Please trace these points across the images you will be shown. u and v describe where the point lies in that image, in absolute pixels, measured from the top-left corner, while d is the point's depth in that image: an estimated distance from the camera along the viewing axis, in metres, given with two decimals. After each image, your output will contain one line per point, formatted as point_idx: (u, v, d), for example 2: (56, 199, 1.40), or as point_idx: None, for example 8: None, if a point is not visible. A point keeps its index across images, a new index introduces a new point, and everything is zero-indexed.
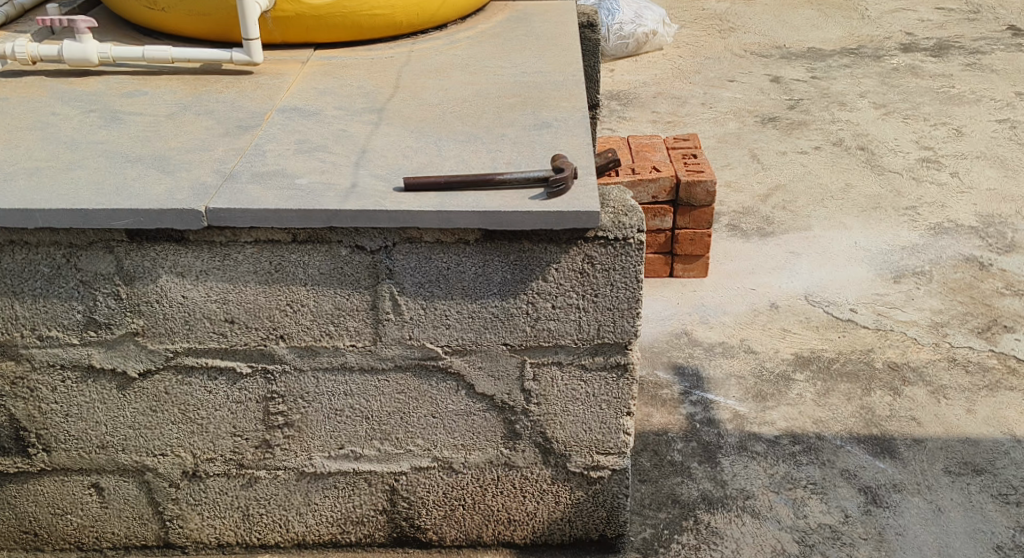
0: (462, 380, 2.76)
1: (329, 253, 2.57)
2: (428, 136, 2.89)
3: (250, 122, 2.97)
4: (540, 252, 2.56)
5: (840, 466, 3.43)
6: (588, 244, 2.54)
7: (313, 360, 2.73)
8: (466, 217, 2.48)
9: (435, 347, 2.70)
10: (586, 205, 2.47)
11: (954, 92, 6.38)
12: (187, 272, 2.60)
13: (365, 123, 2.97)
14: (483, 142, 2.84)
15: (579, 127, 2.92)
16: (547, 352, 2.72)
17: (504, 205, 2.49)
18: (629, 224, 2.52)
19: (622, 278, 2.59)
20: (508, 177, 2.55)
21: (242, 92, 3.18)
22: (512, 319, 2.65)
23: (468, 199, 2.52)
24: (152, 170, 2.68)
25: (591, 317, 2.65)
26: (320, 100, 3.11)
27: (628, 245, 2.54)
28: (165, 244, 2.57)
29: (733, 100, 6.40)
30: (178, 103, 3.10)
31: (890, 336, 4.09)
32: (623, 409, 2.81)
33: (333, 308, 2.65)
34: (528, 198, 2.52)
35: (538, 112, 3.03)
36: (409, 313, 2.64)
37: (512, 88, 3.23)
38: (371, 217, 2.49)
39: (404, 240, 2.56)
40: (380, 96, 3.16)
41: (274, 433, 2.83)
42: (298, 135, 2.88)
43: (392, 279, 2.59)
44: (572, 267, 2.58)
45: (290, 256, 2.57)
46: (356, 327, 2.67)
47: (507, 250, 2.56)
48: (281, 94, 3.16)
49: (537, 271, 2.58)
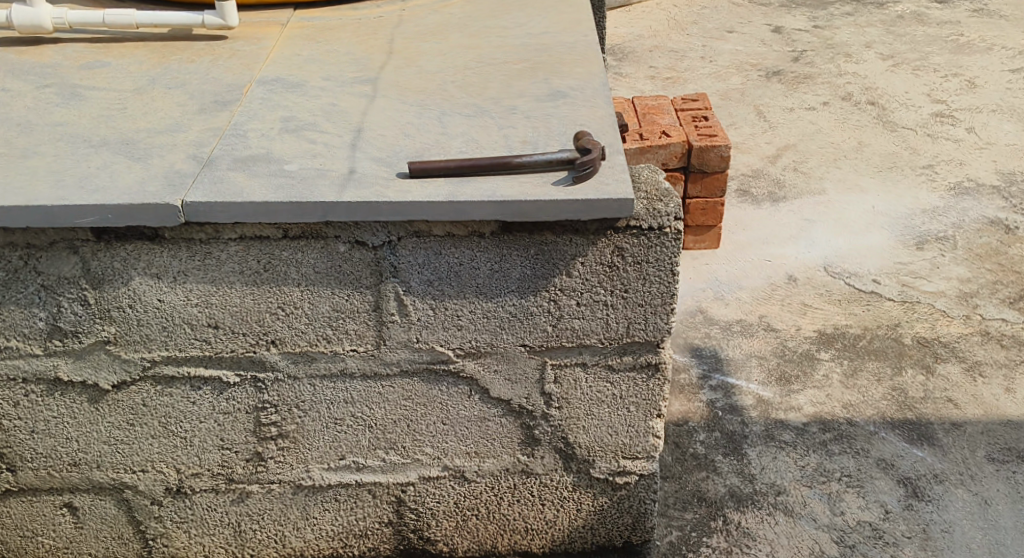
0: (476, 385, 2.50)
1: (326, 249, 2.26)
2: (429, 109, 2.56)
3: (228, 97, 2.62)
4: (564, 244, 2.26)
5: (876, 455, 3.20)
6: (618, 234, 2.25)
7: (309, 367, 2.45)
8: (483, 209, 2.17)
9: (446, 351, 2.43)
10: (618, 190, 2.18)
11: (964, 40, 6.09)
12: (163, 273, 2.27)
13: (356, 94, 2.64)
14: (492, 117, 2.53)
15: (598, 97, 2.61)
16: (570, 353, 2.44)
17: (525, 193, 2.18)
18: (665, 210, 2.22)
19: (655, 271, 2.30)
20: (527, 159, 2.24)
21: (219, 63, 2.83)
22: (531, 318, 2.38)
23: (483, 187, 2.21)
24: (117, 154, 2.33)
25: (620, 314, 2.37)
26: (304, 69, 2.77)
27: (664, 235, 2.25)
28: (137, 242, 2.23)
29: (734, 53, 6.08)
30: (145, 77, 2.75)
31: (917, 308, 3.85)
32: (653, 411, 2.54)
33: (331, 310, 2.35)
34: (550, 183, 2.22)
35: (551, 80, 2.72)
36: (417, 314, 2.36)
37: (518, 52, 2.91)
38: (375, 209, 2.17)
39: (410, 234, 2.25)
40: (372, 64, 2.83)
41: (267, 445, 2.56)
42: (283, 111, 2.54)
43: (397, 277, 2.30)
44: (600, 261, 2.28)
45: (281, 254, 2.26)
46: (357, 330, 2.39)
47: (526, 243, 2.26)
48: (260, 64, 2.82)
49: (561, 265, 2.29)
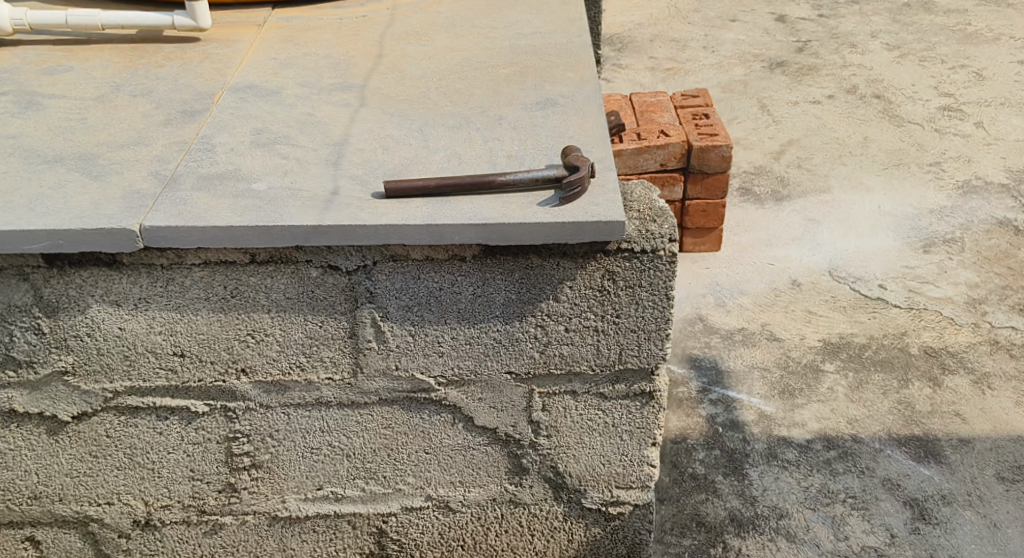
0: (459, 413, 2.36)
1: (296, 274, 2.11)
2: (410, 119, 2.41)
3: (196, 106, 2.46)
4: (551, 268, 2.11)
5: (881, 474, 3.06)
6: (609, 258, 2.09)
7: (282, 396, 2.31)
8: (464, 233, 2.02)
9: (427, 379, 2.29)
10: (607, 212, 2.02)
11: (972, 29, 5.91)
12: (122, 300, 2.12)
13: (334, 103, 2.48)
14: (476, 129, 2.37)
15: (590, 105, 2.46)
16: (559, 380, 2.30)
17: (508, 215, 2.03)
18: (659, 232, 2.07)
19: (649, 296, 2.15)
20: (510, 178, 2.09)
21: (190, 68, 2.66)
22: (517, 345, 2.23)
23: (464, 208, 2.06)
24: (74, 171, 2.17)
25: (611, 340, 2.22)
26: (280, 75, 2.61)
27: (657, 258, 2.09)
28: (93, 268, 2.09)
29: (736, 43, 5.91)
30: (111, 83, 2.57)
31: (924, 316, 3.70)
32: (648, 439, 2.40)
33: (304, 337, 2.21)
34: (536, 203, 2.07)
35: (540, 86, 2.56)
36: (396, 341, 2.22)
37: (507, 55, 2.75)
38: (348, 233, 2.02)
39: (387, 258, 2.10)
40: (353, 68, 2.67)
41: (240, 475, 2.42)
42: (255, 121, 2.39)
43: (373, 303, 2.15)
44: (589, 285, 2.13)
45: (249, 279, 2.11)
46: (332, 358, 2.25)
47: (511, 267, 2.11)
48: (233, 68, 2.65)
49: (548, 290, 2.14)
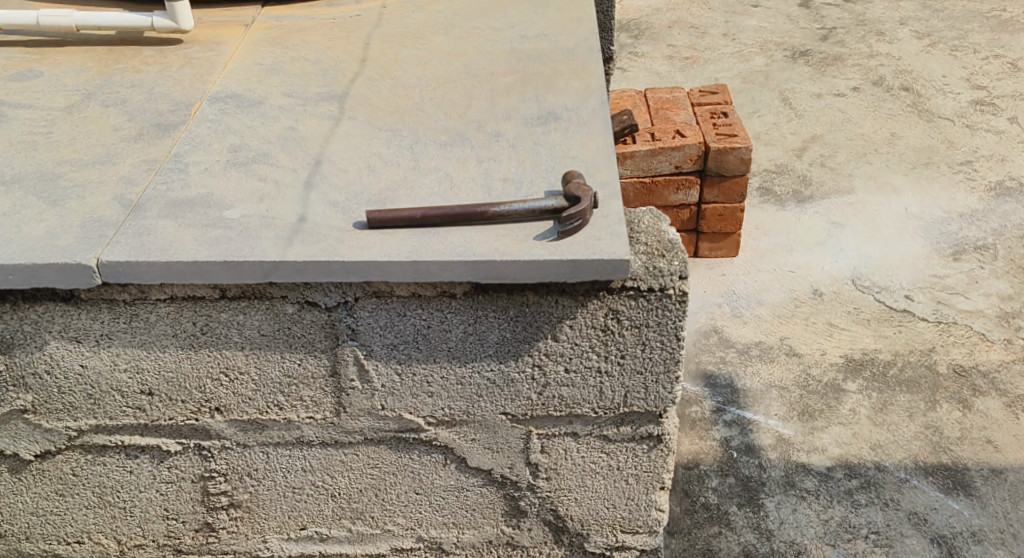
0: (451, 453, 2.19)
1: (271, 311, 1.94)
2: (400, 135, 2.23)
3: (171, 119, 2.27)
4: (549, 306, 1.93)
5: (907, 507, 2.86)
6: (613, 296, 1.91)
7: (260, 435, 2.14)
8: (452, 270, 1.84)
9: (416, 419, 2.12)
10: (609, 248, 1.84)
11: (1006, 16, 5.64)
12: (83, 337, 1.96)
13: (319, 116, 2.30)
14: (471, 146, 2.19)
15: (594, 120, 2.27)
16: (559, 422, 2.12)
17: (501, 250, 1.85)
18: (667, 269, 1.88)
19: (656, 336, 1.96)
20: (505, 209, 1.91)
21: (169, 75, 2.45)
22: (513, 385, 2.06)
23: (454, 241, 1.88)
24: (32, 196, 2.00)
25: (615, 382, 2.04)
26: (264, 82, 2.42)
27: (666, 297, 1.90)
28: (49, 303, 1.93)
29: (758, 30, 5.67)
30: (81, 91, 2.37)
31: (953, 331, 3.49)
32: (656, 484, 2.21)
33: (282, 375, 2.04)
34: (532, 237, 1.89)
35: (542, 97, 2.37)
36: (381, 381, 2.05)
37: (507, 61, 2.56)
38: (325, 269, 1.84)
39: (369, 294, 1.93)
40: (341, 76, 2.48)
41: (218, 515, 2.27)
42: (233, 137, 2.20)
43: (355, 341, 1.98)
44: (591, 324, 1.95)
45: (219, 316, 1.94)
46: (313, 397, 2.08)
47: (505, 305, 1.93)
48: (215, 74, 2.46)
49: (546, 329, 1.96)
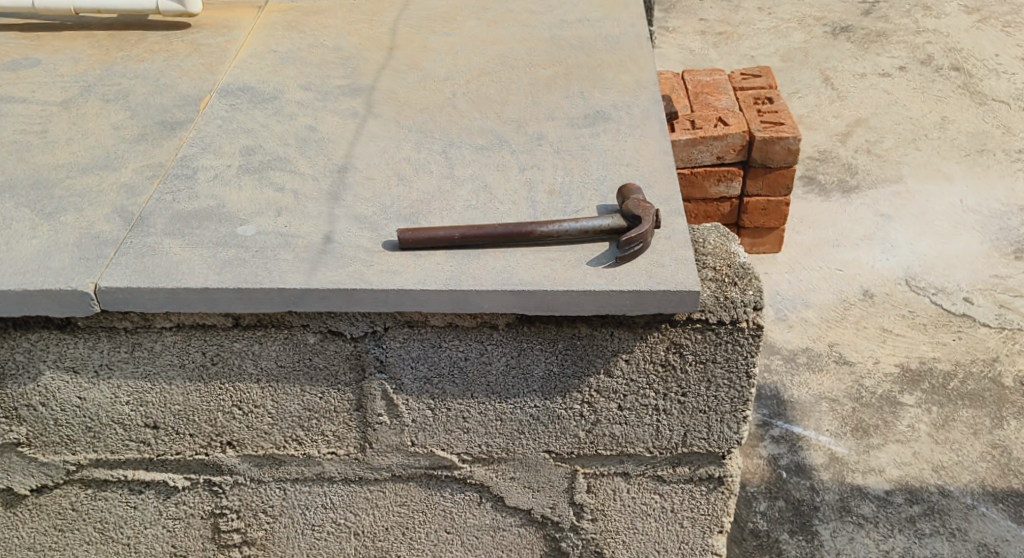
0: (487, 492, 1.97)
1: (290, 341, 1.72)
2: (431, 137, 1.99)
3: (179, 116, 2.03)
4: (603, 339, 1.71)
5: (975, 538, 2.66)
6: (676, 329, 1.69)
7: (277, 471, 1.93)
8: (496, 300, 1.62)
9: (449, 456, 1.90)
10: (675, 278, 1.61)
11: None
12: (81, 367, 1.75)
13: (341, 113, 2.06)
14: (512, 151, 1.95)
15: (648, 121, 2.03)
16: (608, 461, 1.91)
17: (551, 278, 1.63)
18: (739, 299, 1.66)
19: (724, 373, 1.74)
20: (554, 229, 1.68)
21: (176, 65, 2.21)
22: (559, 422, 1.84)
23: (497, 266, 1.66)
24: (23, 207, 1.77)
25: (673, 421, 1.82)
26: (280, 73, 2.18)
27: (737, 331, 1.68)
28: (44, 331, 1.72)
29: (796, 2, 5.35)
30: (80, 82, 2.14)
31: (1018, 339, 3.26)
32: (714, 527, 1.99)
33: (301, 409, 1.83)
34: (585, 261, 1.66)
35: (588, 93, 2.13)
36: (412, 416, 1.84)
37: (547, 50, 2.31)
38: (351, 297, 1.62)
39: (401, 323, 1.71)
40: (364, 65, 2.23)
41: (230, 553, 2.04)
42: (247, 138, 1.97)
43: (384, 373, 1.77)
44: (650, 359, 1.73)
45: (232, 346, 1.72)
46: (336, 432, 1.87)
47: (554, 336, 1.71)
48: (226, 63, 2.22)
49: (598, 363, 1.74)
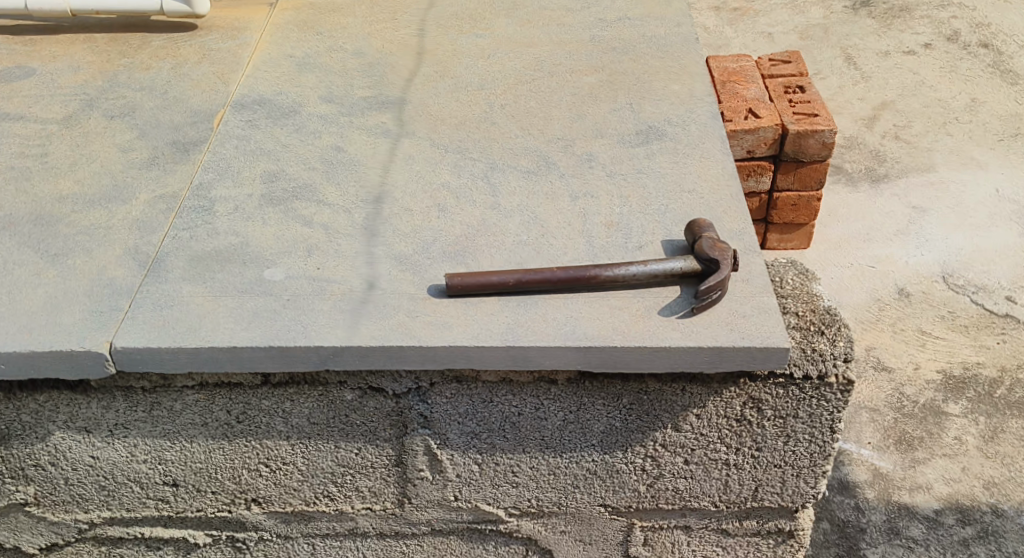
0: (535, 545, 1.80)
1: (326, 398, 1.55)
2: (470, 158, 1.80)
3: (192, 135, 1.84)
4: (673, 394, 1.55)
5: None
6: (755, 384, 1.53)
7: (305, 527, 1.75)
8: (560, 357, 1.45)
9: (495, 510, 1.73)
10: (758, 333, 1.45)
11: None
12: (95, 427, 1.57)
13: (370, 131, 1.87)
14: (560, 174, 1.77)
15: (708, 139, 1.85)
16: (669, 514, 1.75)
17: (620, 331, 1.46)
18: (829, 352, 1.52)
19: (804, 428, 1.59)
20: (621, 272, 1.51)
21: (185, 74, 2.01)
22: (618, 477, 1.68)
23: (558, 317, 1.49)
24: (26, 249, 1.59)
25: (744, 476, 1.67)
26: (299, 83, 1.99)
27: (823, 386, 1.53)
28: (54, 392, 1.54)
29: None
30: (80, 96, 1.94)
31: None
32: None
33: (334, 465, 1.65)
34: (655, 310, 1.50)
35: (638, 106, 1.95)
36: (457, 471, 1.66)
37: (590, 55, 2.12)
38: (398, 355, 1.45)
39: (449, 379, 1.54)
40: (390, 73, 2.03)
41: None
42: (268, 162, 1.78)
43: (428, 430, 1.60)
44: (724, 414, 1.57)
45: (260, 403, 1.55)
46: (372, 487, 1.69)
47: (619, 392, 1.55)
48: (238, 73, 2.02)
49: (666, 418, 1.58)
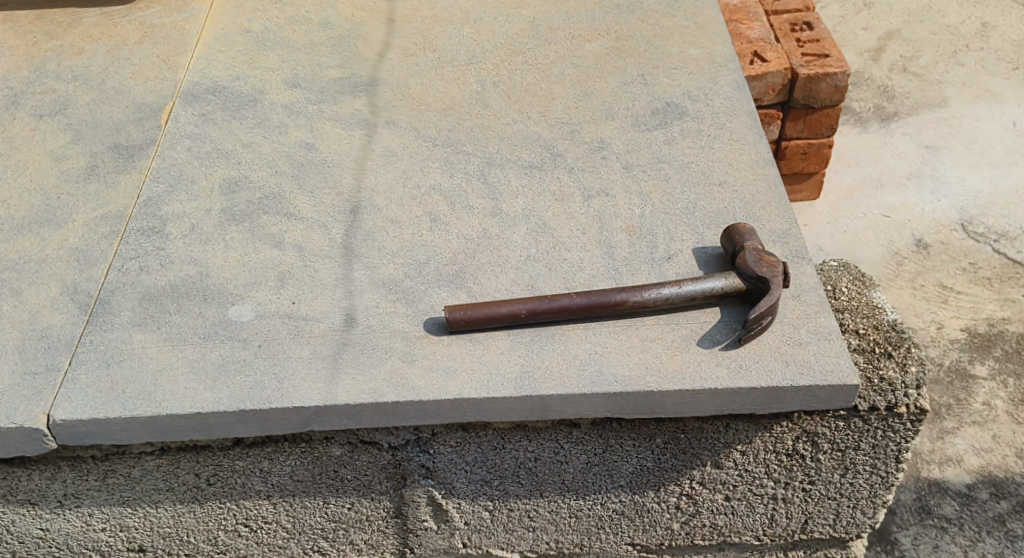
0: None
1: (310, 454, 1.32)
2: (463, 152, 1.55)
3: (135, 137, 1.57)
4: (714, 431, 1.34)
5: None
6: (812, 419, 1.32)
7: None
8: (587, 405, 1.23)
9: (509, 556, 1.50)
10: (817, 369, 1.23)
11: None
12: (41, 498, 1.34)
13: (343, 123, 1.60)
14: (569, 168, 1.53)
15: (736, 117, 1.60)
16: (706, 548, 1.52)
17: (655, 371, 1.24)
18: (899, 378, 1.32)
19: (864, 459, 1.39)
20: (650, 296, 1.29)
21: (126, 59, 1.74)
22: (649, 516, 1.46)
23: (582, 356, 1.26)
24: None
25: (793, 509, 1.46)
26: (257, 65, 1.72)
27: (891, 418, 1.32)
28: None
29: None
30: (2, 90, 1.67)
31: None
32: None
33: (323, 521, 1.41)
34: (693, 341, 1.27)
35: (651, 78, 1.69)
36: (465, 519, 1.44)
37: (590, 15, 1.84)
38: (395, 411, 1.22)
39: (454, 426, 1.31)
40: (363, 48, 1.76)
41: None
42: (225, 169, 1.52)
43: (431, 480, 1.38)
44: (774, 449, 1.37)
45: (234, 464, 1.32)
46: (368, 540, 1.45)
47: (653, 431, 1.34)
48: (185, 56, 1.74)
49: (705, 456, 1.37)
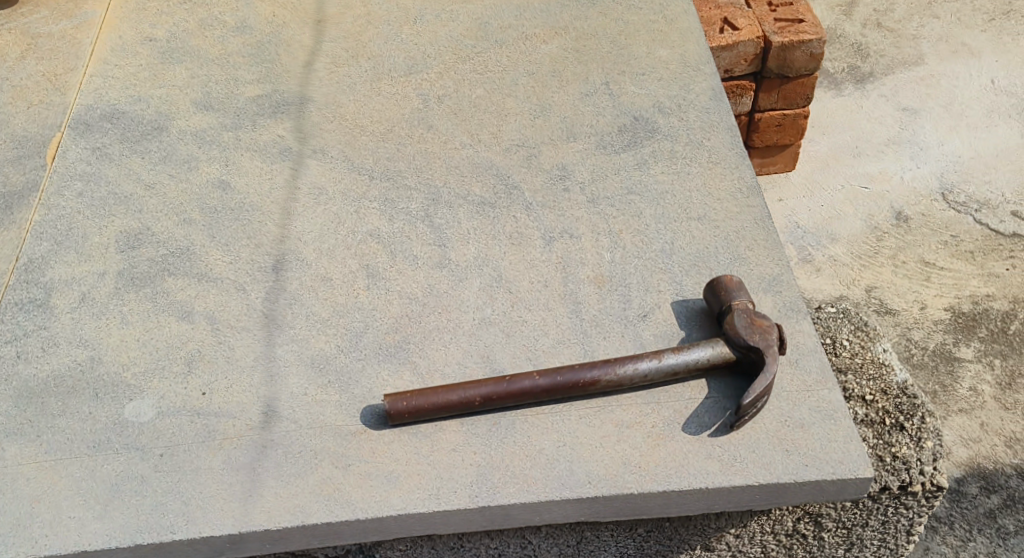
0: None
1: None
2: (401, 187, 1.34)
3: (16, 180, 1.39)
4: (706, 520, 1.16)
5: None
6: None
7: None
8: (557, 510, 1.04)
9: None
10: (822, 459, 1.05)
11: None
12: None
13: (263, 153, 1.38)
14: (526, 204, 1.32)
15: (715, 133, 1.39)
16: None
17: (634, 467, 1.05)
18: (914, 453, 1.16)
19: (872, 534, 1.22)
20: (626, 372, 1.09)
21: (5, 79, 1.54)
22: None
23: (548, 450, 1.07)
24: None
25: None
26: (161, 81, 1.48)
27: (904, 497, 1.16)
28: None
29: None
30: None
31: None
32: None
33: None
34: (678, 427, 1.08)
35: (617, 86, 1.47)
36: None
37: (546, 9, 1.61)
38: (326, 530, 1.02)
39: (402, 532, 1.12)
40: (286, 56, 1.53)
41: None
42: (121, 217, 1.30)
43: None
44: (772, 531, 1.19)
45: None
46: None
47: (634, 522, 1.15)
48: (76, 75, 1.50)
49: (694, 543, 1.19)
